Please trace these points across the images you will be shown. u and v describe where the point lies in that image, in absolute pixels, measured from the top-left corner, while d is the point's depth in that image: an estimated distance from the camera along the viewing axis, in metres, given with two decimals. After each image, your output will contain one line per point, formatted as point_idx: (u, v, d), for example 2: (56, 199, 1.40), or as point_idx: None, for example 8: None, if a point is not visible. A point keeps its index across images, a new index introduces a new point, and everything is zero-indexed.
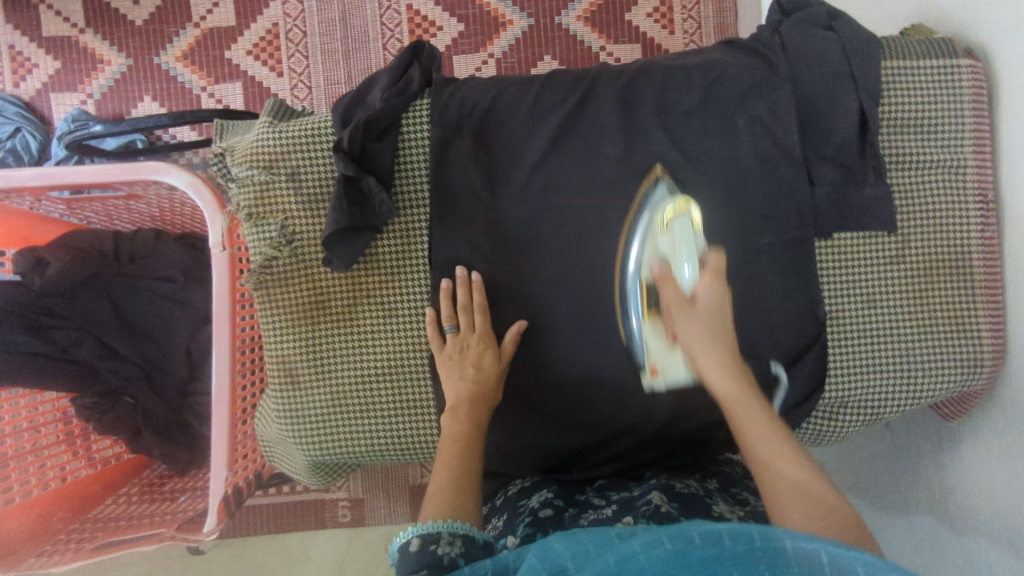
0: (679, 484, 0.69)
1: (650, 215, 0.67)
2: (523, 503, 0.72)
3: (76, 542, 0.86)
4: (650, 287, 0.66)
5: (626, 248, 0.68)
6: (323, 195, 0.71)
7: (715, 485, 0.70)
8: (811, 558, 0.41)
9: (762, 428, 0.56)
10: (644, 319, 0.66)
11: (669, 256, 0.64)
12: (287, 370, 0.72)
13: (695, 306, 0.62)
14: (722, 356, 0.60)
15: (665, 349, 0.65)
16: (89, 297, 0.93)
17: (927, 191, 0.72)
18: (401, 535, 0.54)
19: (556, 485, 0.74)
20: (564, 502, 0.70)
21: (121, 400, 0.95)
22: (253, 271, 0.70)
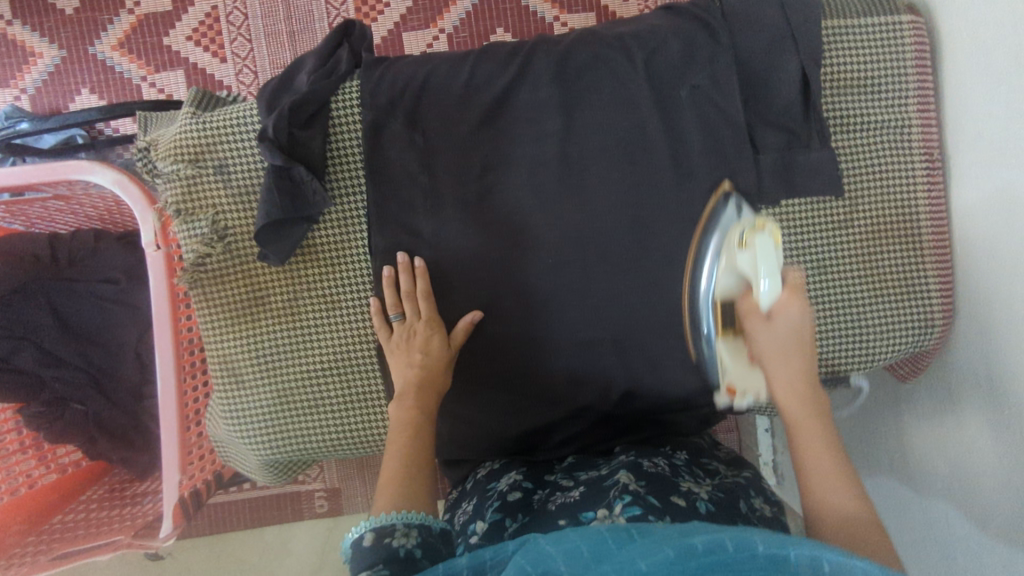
0: (647, 462, 0.66)
1: (725, 233, 0.65)
2: (492, 486, 0.70)
3: (34, 553, 0.84)
4: (726, 305, 0.64)
5: (695, 272, 0.67)
6: (254, 186, 0.68)
7: (682, 458, 0.69)
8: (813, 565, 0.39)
9: (823, 454, 0.56)
10: (717, 336, 0.65)
11: (753, 277, 0.62)
12: (231, 370, 0.70)
13: (771, 323, 0.61)
14: (801, 376, 0.60)
15: (744, 367, 0.65)
16: (26, 304, 0.91)
17: (874, 151, 0.71)
18: (353, 530, 0.53)
19: (525, 466, 0.72)
20: (534, 484, 0.68)
21: (70, 408, 0.92)
22: (186, 270, 0.68)
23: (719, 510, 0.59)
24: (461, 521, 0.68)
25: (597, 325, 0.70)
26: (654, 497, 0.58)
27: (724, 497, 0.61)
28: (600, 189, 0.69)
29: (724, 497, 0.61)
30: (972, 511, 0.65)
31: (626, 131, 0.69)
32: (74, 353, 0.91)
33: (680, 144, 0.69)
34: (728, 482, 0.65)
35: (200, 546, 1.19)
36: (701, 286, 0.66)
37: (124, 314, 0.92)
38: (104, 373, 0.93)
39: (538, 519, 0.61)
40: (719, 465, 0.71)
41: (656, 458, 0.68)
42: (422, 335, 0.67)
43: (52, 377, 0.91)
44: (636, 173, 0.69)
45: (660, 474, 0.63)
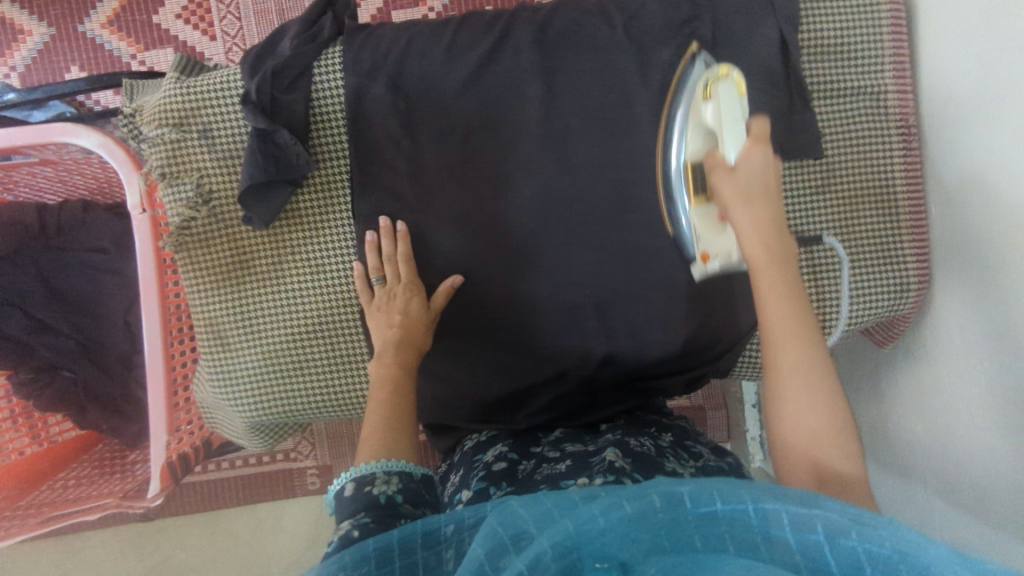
0: (633, 441, 0.67)
1: (691, 95, 0.63)
2: (479, 457, 0.71)
3: (24, 517, 0.86)
4: (697, 165, 0.62)
5: (668, 138, 0.66)
6: (238, 150, 0.69)
7: (668, 440, 0.70)
8: (771, 517, 0.39)
9: (793, 328, 0.54)
10: (690, 203, 0.63)
11: (716, 127, 0.59)
12: (217, 333, 0.71)
13: (734, 172, 0.57)
14: (764, 219, 0.56)
15: (714, 230, 0.61)
16: (16, 272, 0.92)
17: (851, 118, 0.72)
18: (336, 482, 0.55)
19: (512, 437, 0.73)
20: (519, 455, 0.69)
21: (61, 374, 0.93)
22: (171, 232, 0.68)
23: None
24: (448, 491, 0.69)
25: (578, 290, 0.71)
26: (639, 474, 0.59)
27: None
28: (581, 155, 0.70)
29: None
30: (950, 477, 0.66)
31: (606, 96, 0.70)
32: (64, 323, 0.92)
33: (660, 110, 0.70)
34: (712, 466, 0.66)
35: (192, 520, 1.20)
36: (674, 155, 0.65)
37: (112, 284, 0.93)
38: (94, 343, 0.94)
39: (522, 487, 0.62)
40: (703, 448, 0.71)
41: (642, 437, 0.69)
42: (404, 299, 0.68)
43: (43, 346, 0.92)
44: (616, 139, 0.70)
45: (645, 452, 0.65)
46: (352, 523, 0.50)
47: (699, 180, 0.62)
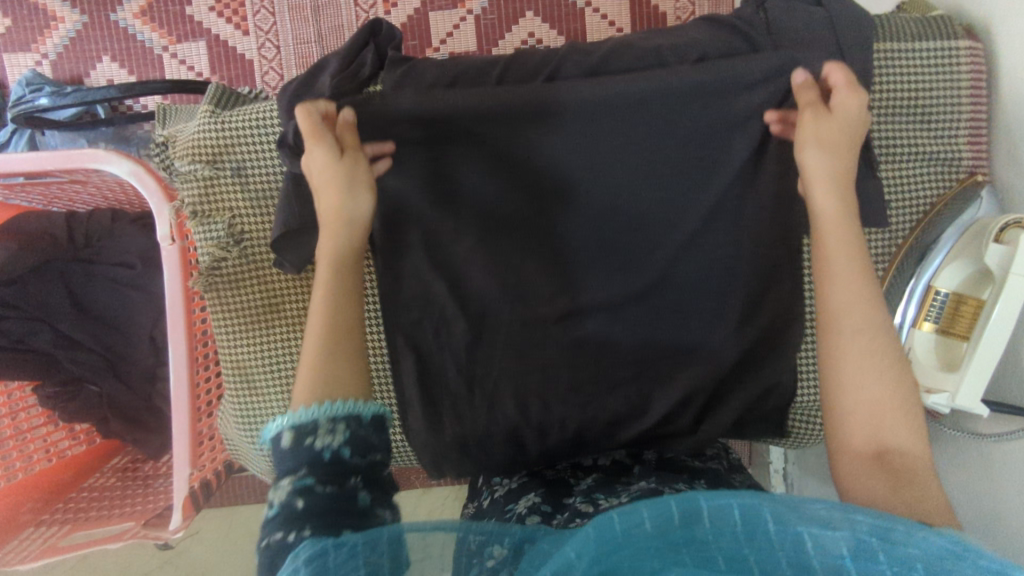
0: (669, 488, 0.63)
1: (961, 230, 0.63)
2: (509, 507, 0.68)
3: (47, 535, 0.86)
4: (939, 296, 0.63)
5: (927, 258, 0.65)
6: (272, 192, 0.66)
7: (705, 484, 0.66)
8: (794, 540, 0.38)
9: (853, 284, 0.52)
10: (918, 325, 0.64)
11: (995, 272, 0.58)
12: (244, 375, 0.69)
13: (832, 116, 0.57)
14: (835, 165, 0.56)
15: (937, 367, 0.62)
16: (43, 284, 0.89)
17: (918, 186, 0.69)
18: (271, 424, 0.47)
19: (543, 486, 0.70)
20: (553, 506, 0.65)
21: (87, 388, 0.93)
22: (201, 273, 0.66)
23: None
24: None
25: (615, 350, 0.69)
26: None
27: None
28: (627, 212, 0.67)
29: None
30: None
31: (656, 150, 0.66)
32: (92, 340, 0.91)
33: (715, 167, 0.66)
34: None
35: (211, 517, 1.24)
36: (927, 269, 0.64)
37: (138, 299, 0.92)
38: (119, 357, 0.93)
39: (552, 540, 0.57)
40: None
41: (677, 483, 0.65)
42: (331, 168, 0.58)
43: (66, 360, 0.90)
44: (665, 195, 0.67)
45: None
46: (293, 487, 0.44)
47: (948, 313, 0.62)
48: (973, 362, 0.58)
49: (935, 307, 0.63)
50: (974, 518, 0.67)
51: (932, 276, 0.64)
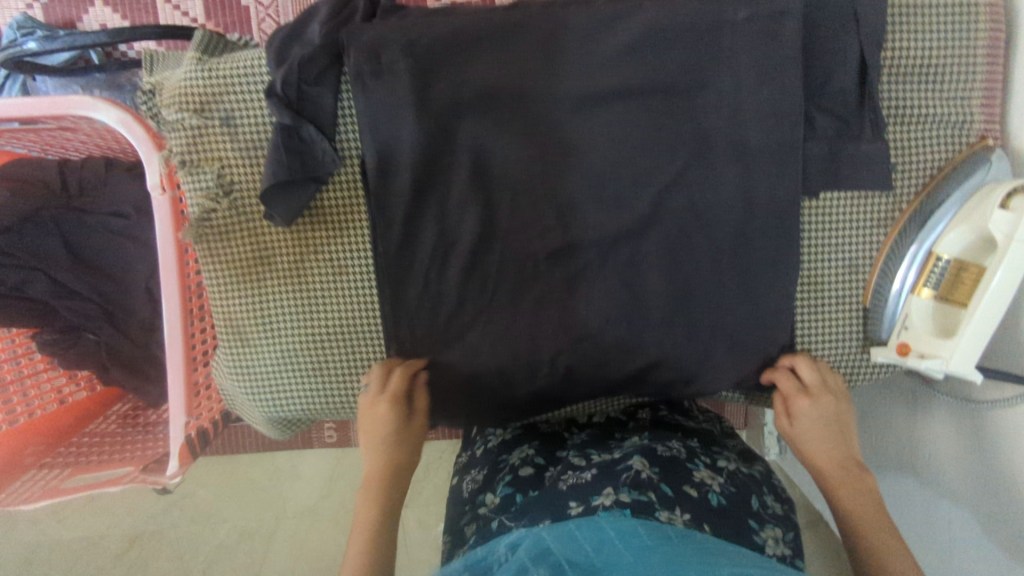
0: (660, 447, 0.75)
1: (964, 196, 0.62)
2: (503, 458, 0.82)
3: (47, 477, 0.88)
4: (939, 261, 0.62)
5: (930, 222, 0.63)
6: (262, 142, 0.65)
7: (697, 443, 0.78)
8: None
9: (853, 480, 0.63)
10: (917, 291, 0.63)
11: (999, 239, 0.56)
12: (236, 327, 0.69)
13: (810, 397, 0.66)
14: (823, 416, 0.66)
15: (933, 334, 0.61)
16: (38, 233, 0.89)
17: (927, 149, 0.65)
18: None
19: (538, 440, 0.84)
20: (545, 459, 0.79)
21: (84, 337, 0.94)
22: (191, 224, 0.65)
23: (728, 505, 0.68)
24: (472, 488, 0.81)
25: (612, 311, 0.69)
26: (667, 486, 0.67)
27: (735, 493, 0.70)
28: (626, 175, 0.65)
29: (736, 493, 0.70)
30: (993, 543, 0.64)
31: (658, 107, 0.64)
32: (88, 288, 0.91)
33: (721, 126, 0.64)
34: (732, 472, 0.74)
35: (213, 466, 1.36)
36: (929, 235, 0.63)
37: (133, 250, 0.91)
38: (115, 307, 0.93)
39: (549, 494, 0.70)
40: (727, 455, 0.78)
41: (671, 442, 0.77)
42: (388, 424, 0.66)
43: (64, 309, 0.90)
44: (667, 158, 0.65)
45: (672, 460, 0.72)
46: None
47: (949, 279, 0.61)
48: (968, 328, 0.58)
49: (935, 273, 0.62)
50: (961, 497, 0.69)
51: (934, 242, 0.63)
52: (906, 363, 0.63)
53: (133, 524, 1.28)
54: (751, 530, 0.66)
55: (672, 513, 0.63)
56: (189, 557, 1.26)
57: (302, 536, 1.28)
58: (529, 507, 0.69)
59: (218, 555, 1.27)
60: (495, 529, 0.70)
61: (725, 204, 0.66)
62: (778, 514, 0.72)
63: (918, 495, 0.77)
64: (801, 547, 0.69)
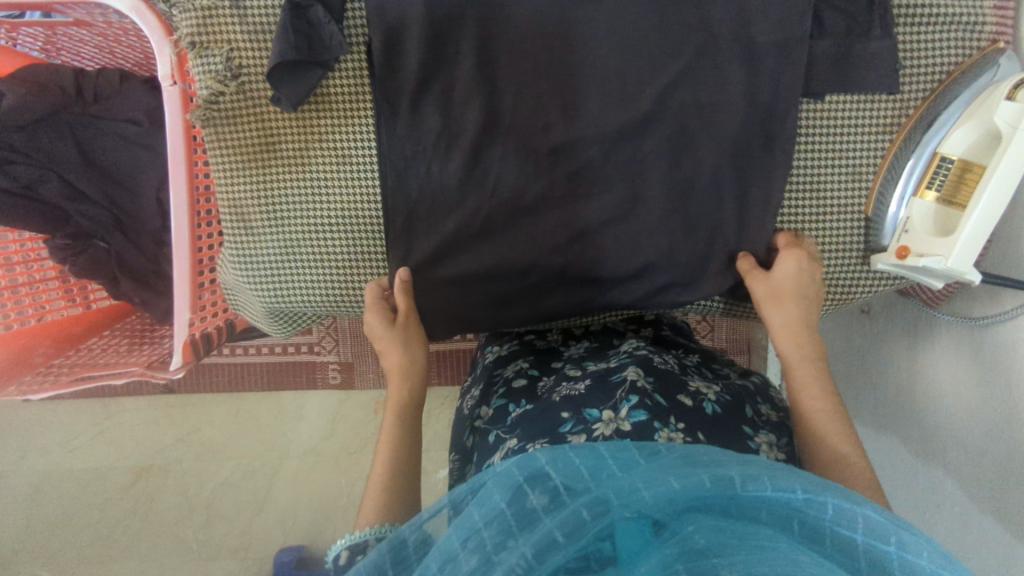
0: (657, 358, 0.72)
1: (972, 97, 0.61)
2: (498, 372, 0.80)
3: (55, 375, 0.92)
4: (945, 161, 0.61)
5: (935, 125, 0.63)
6: (270, 24, 0.66)
7: (692, 360, 0.77)
8: (782, 505, 0.43)
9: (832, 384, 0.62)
10: (919, 194, 0.62)
11: (1003, 129, 0.56)
12: (241, 214, 0.70)
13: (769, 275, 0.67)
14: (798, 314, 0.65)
15: (932, 233, 0.61)
16: (52, 135, 0.90)
17: (937, 51, 0.65)
18: (334, 545, 0.55)
19: (532, 354, 0.81)
20: (539, 370, 0.77)
21: (95, 245, 0.96)
22: (198, 106, 0.66)
23: (724, 413, 0.66)
24: (470, 402, 0.79)
25: (611, 209, 0.69)
26: (660, 395, 0.64)
27: (731, 400, 0.69)
28: (631, 69, 0.65)
29: (732, 401, 0.69)
30: (1000, 443, 0.65)
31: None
32: (99, 193, 0.93)
33: (726, 21, 0.64)
34: (733, 385, 0.73)
35: (218, 400, 1.35)
36: (934, 136, 0.63)
37: (145, 157, 0.93)
38: (124, 214, 0.95)
39: (542, 404, 0.68)
40: (728, 370, 0.78)
41: (667, 357, 0.74)
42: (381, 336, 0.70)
43: (76, 214, 0.92)
44: (671, 54, 0.65)
45: (667, 372, 0.69)
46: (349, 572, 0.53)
47: (953, 180, 0.60)
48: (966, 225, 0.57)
49: (939, 175, 0.61)
50: (977, 433, 0.69)
51: (939, 143, 0.62)
52: (904, 266, 0.63)
53: (141, 456, 1.30)
54: (745, 436, 0.64)
55: (667, 424, 0.60)
56: (194, 489, 1.28)
57: (304, 474, 1.29)
58: (522, 419, 0.67)
59: (223, 489, 1.28)
60: (490, 442, 0.67)
61: (731, 102, 0.66)
62: (774, 422, 0.70)
63: (929, 438, 0.78)
64: (796, 452, 0.67)
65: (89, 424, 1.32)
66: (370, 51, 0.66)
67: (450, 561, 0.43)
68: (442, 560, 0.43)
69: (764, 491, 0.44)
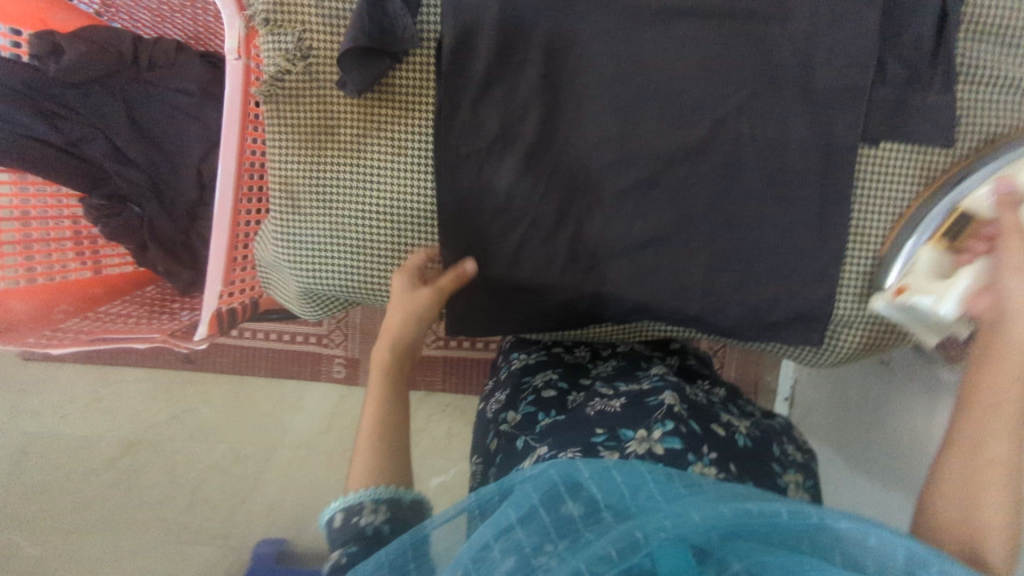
0: (689, 388, 0.71)
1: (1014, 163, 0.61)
2: (526, 380, 0.80)
3: (74, 332, 0.91)
4: (962, 217, 0.62)
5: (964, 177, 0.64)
6: (346, 11, 0.66)
7: (721, 393, 0.77)
8: (826, 532, 0.43)
9: None
10: (929, 242, 0.64)
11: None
12: (290, 193, 0.71)
13: None
14: None
15: (932, 279, 0.62)
16: (101, 94, 0.91)
17: (992, 113, 0.67)
18: (326, 508, 0.56)
19: (562, 367, 0.81)
20: (568, 385, 0.77)
21: (129, 209, 0.95)
22: (264, 82, 0.67)
23: (754, 447, 0.66)
24: (493, 407, 0.79)
25: (655, 232, 0.70)
26: (695, 424, 0.64)
27: (760, 438, 0.69)
28: (694, 95, 0.66)
29: (760, 438, 0.69)
30: None
31: (737, 29, 0.65)
32: (142, 159, 0.93)
33: (796, 55, 0.65)
34: (761, 421, 0.73)
35: (220, 382, 1.34)
36: (959, 189, 0.63)
37: (191, 128, 0.92)
38: (164, 182, 0.94)
39: (574, 417, 0.67)
40: (752, 407, 0.78)
41: (695, 389, 0.74)
42: (408, 292, 0.68)
43: (117, 175, 0.93)
44: (736, 84, 0.66)
45: (699, 402, 0.69)
46: (341, 554, 0.52)
47: (964, 237, 0.62)
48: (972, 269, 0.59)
49: (951, 231, 0.63)
50: None
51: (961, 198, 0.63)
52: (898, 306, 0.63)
53: (132, 429, 1.29)
54: (773, 473, 0.64)
55: (701, 456, 0.60)
56: (182, 470, 1.26)
57: (294, 468, 1.27)
58: (553, 429, 0.66)
59: (209, 472, 1.27)
60: (517, 449, 0.68)
61: (789, 137, 0.67)
62: (797, 461, 0.71)
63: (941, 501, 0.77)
64: (817, 493, 0.68)
65: (87, 388, 1.32)
66: (439, 48, 0.66)
67: (484, 559, 0.43)
68: (474, 555, 0.44)
69: (810, 517, 0.44)
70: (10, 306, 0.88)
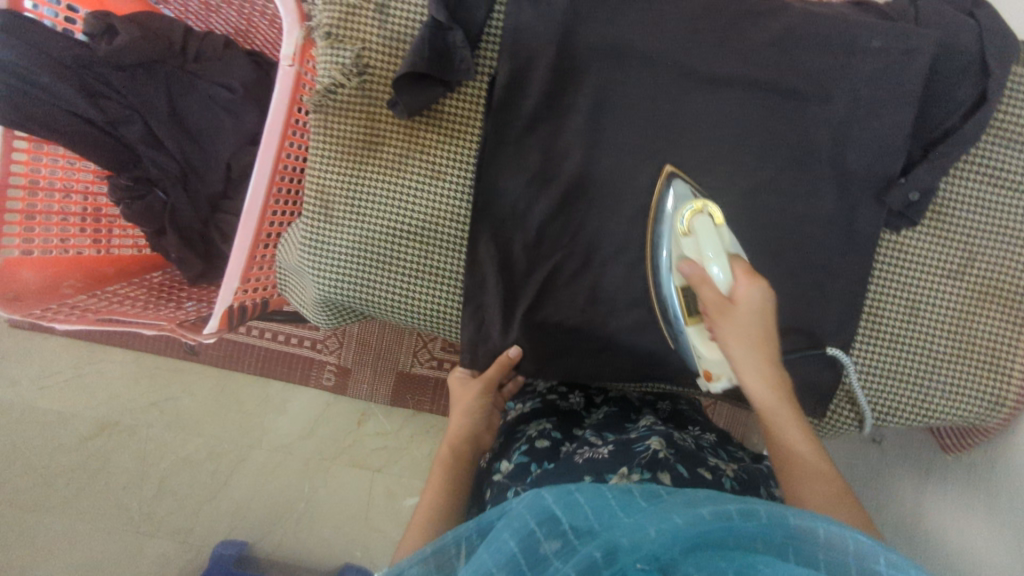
0: (678, 435, 0.72)
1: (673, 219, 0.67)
2: (519, 430, 0.79)
3: (79, 311, 0.90)
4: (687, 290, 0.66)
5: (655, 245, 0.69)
6: (406, 36, 0.70)
7: (710, 438, 0.78)
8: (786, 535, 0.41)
9: None
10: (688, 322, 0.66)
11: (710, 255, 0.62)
12: (324, 201, 0.72)
13: None
14: None
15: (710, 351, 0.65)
16: (148, 82, 0.91)
17: (1009, 215, 0.71)
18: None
19: (556, 416, 0.81)
20: (561, 434, 0.76)
21: (155, 194, 0.96)
22: (317, 92, 0.69)
23: (741, 488, 0.66)
24: (488, 457, 0.78)
25: None
26: (681, 467, 0.65)
27: (747, 479, 0.69)
28: (730, 160, 0.69)
29: (747, 479, 0.69)
30: None
31: (778, 103, 0.68)
32: (174, 147, 0.93)
33: (830, 135, 0.68)
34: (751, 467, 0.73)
35: (206, 376, 1.26)
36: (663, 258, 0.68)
37: (226, 122, 0.94)
38: (193, 171, 0.95)
39: (565, 466, 0.67)
40: (745, 454, 0.78)
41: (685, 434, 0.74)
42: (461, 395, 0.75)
43: (149, 158, 0.93)
44: (772, 155, 0.68)
45: (687, 448, 0.70)
46: None
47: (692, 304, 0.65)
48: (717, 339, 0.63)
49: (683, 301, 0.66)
50: None
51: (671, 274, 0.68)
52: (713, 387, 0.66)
53: (107, 411, 1.25)
54: None
55: None
56: (153, 459, 1.23)
57: (268, 472, 1.23)
58: (545, 478, 0.66)
59: (182, 465, 1.24)
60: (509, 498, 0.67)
61: (817, 213, 0.69)
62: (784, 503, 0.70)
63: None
64: None
65: (68, 366, 1.25)
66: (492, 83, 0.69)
67: None
68: None
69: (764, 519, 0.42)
70: (21, 276, 0.87)
